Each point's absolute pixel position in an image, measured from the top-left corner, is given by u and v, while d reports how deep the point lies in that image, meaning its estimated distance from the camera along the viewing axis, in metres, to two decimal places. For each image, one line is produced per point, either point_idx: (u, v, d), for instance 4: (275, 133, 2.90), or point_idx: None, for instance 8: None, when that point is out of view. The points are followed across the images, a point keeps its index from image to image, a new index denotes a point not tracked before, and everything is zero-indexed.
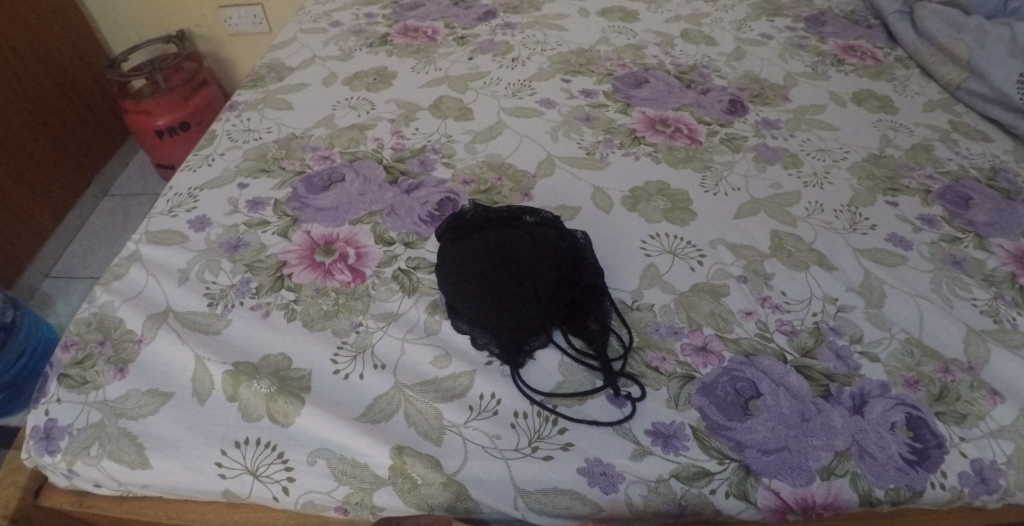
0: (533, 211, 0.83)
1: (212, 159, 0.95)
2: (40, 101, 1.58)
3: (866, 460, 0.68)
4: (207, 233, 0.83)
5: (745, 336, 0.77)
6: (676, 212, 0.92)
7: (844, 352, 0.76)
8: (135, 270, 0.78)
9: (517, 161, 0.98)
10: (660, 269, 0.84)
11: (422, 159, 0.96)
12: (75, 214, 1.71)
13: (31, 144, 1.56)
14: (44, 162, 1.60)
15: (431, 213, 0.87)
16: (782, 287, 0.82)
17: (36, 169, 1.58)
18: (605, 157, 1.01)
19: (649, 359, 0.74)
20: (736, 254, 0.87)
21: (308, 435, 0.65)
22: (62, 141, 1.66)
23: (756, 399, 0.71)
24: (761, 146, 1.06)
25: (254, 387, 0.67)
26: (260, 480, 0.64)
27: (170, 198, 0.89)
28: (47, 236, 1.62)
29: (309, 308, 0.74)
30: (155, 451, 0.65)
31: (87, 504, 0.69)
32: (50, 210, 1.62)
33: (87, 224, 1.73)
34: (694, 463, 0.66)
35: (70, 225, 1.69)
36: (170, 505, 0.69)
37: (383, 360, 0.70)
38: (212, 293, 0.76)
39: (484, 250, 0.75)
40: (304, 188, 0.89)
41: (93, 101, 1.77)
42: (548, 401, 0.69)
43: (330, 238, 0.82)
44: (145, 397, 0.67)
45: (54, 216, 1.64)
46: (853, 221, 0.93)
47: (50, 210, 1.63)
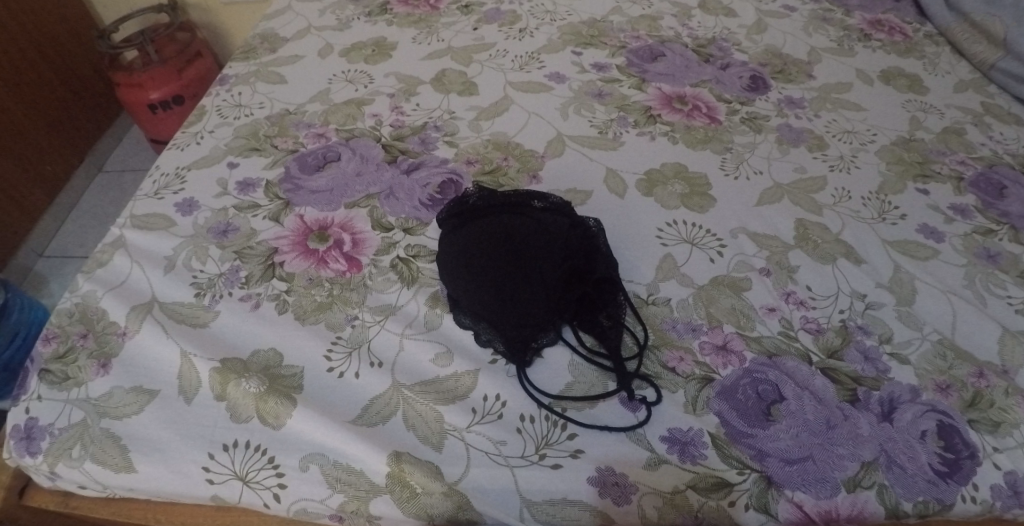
0: (542, 195, 0.77)
1: (201, 136, 0.89)
2: (27, 75, 1.51)
3: (894, 471, 0.64)
4: (195, 217, 0.77)
5: (767, 335, 0.72)
6: (694, 197, 0.87)
7: (872, 353, 0.72)
8: (119, 257, 0.74)
9: (524, 140, 0.92)
10: (678, 260, 0.79)
11: (423, 137, 0.90)
12: (68, 190, 1.65)
13: (21, 120, 1.50)
14: (36, 138, 1.54)
15: (432, 197, 0.81)
16: (807, 282, 0.78)
17: (28, 146, 1.52)
18: (619, 136, 0.95)
19: (665, 359, 0.69)
20: (758, 244, 0.81)
21: (301, 438, 0.61)
22: (53, 115, 1.59)
23: (779, 403, 0.66)
24: (784, 127, 1.00)
25: (243, 387, 0.63)
26: (250, 487, 0.60)
27: (156, 179, 0.83)
28: (42, 214, 1.57)
29: (302, 300, 0.70)
30: (141, 454, 0.61)
31: (74, 504, 0.65)
32: (43, 186, 1.57)
33: (82, 200, 1.68)
34: (712, 473, 0.62)
35: (64, 201, 1.64)
36: (154, 507, 0.64)
37: (380, 358, 0.66)
38: (199, 283, 0.71)
39: (489, 240, 0.70)
40: (297, 168, 0.84)
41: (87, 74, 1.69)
42: (557, 404, 0.64)
43: (325, 223, 0.77)
44: (129, 395, 0.63)
45: (49, 193, 1.59)
46: (882, 209, 0.88)
47: (45, 187, 1.58)
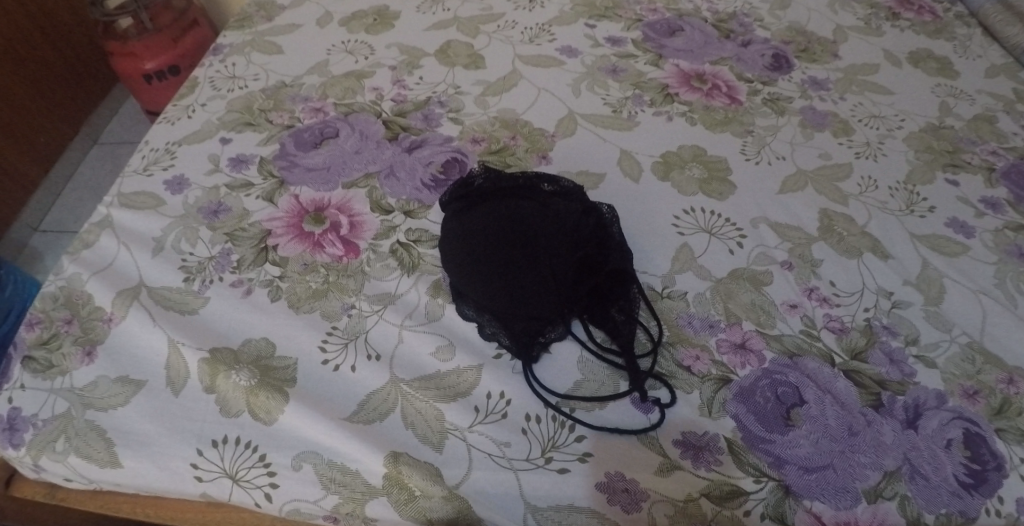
0: (552, 177, 0.73)
1: (193, 110, 0.84)
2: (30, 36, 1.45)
3: (917, 482, 0.61)
4: (185, 196, 0.73)
5: (789, 334, 0.68)
6: (713, 183, 0.83)
7: (898, 356, 0.68)
8: (105, 238, 0.69)
9: (533, 118, 0.87)
10: (694, 250, 0.75)
11: (426, 113, 0.86)
12: (63, 162, 1.59)
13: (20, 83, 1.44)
14: (34, 103, 1.48)
15: (435, 177, 0.77)
16: (831, 277, 0.74)
17: (24, 112, 1.46)
18: (634, 116, 0.90)
19: (680, 357, 0.66)
20: (780, 235, 0.77)
21: (294, 436, 0.57)
22: (54, 79, 1.53)
23: (799, 407, 0.63)
24: (808, 110, 0.94)
25: (233, 379, 0.59)
26: (240, 485, 0.56)
27: (144, 154, 0.78)
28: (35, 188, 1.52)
29: (296, 287, 0.66)
30: (127, 448, 0.58)
31: (59, 496, 0.62)
32: (34, 158, 1.50)
33: (78, 171, 1.62)
34: (727, 480, 0.58)
35: (59, 173, 1.58)
36: (145, 500, 0.61)
37: (378, 350, 0.62)
38: (189, 267, 0.67)
39: (497, 225, 0.66)
40: (293, 144, 0.79)
41: (88, 45, 1.61)
42: (565, 404, 0.61)
43: (321, 204, 0.73)
44: (115, 385, 0.60)
45: (43, 165, 1.52)
46: (910, 201, 0.83)
47: (38, 160, 1.52)
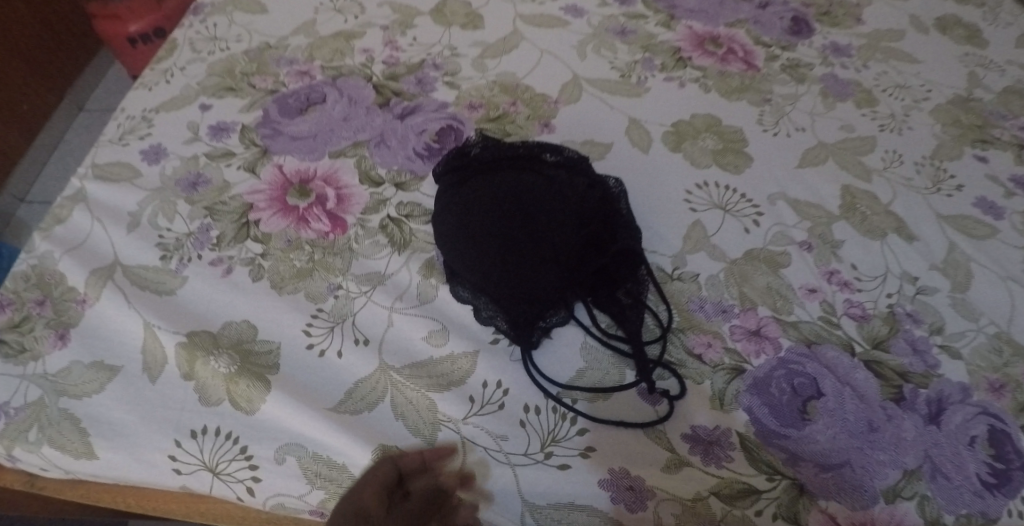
0: (555, 148, 0.68)
1: (171, 74, 0.78)
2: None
3: (938, 481, 0.57)
4: (163, 167, 0.68)
5: (806, 320, 0.64)
6: (728, 155, 0.78)
7: (921, 345, 0.64)
8: (78, 213, 0.65)
9: (535, 83, 0.82)
10: (708, 228, 0.70)
11: (420, 77, 0.80)
12: (48, 130, 1.47)
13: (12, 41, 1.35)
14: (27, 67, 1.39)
15: (429, 146, 0.72)
16: (852, 259, 0.69)
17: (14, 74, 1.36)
18: (644, 81, 0.84)
19: (690, 344, 0.62)
20: (798, 213, 0.73)
21: (276, 426, 0.54)
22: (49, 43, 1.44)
23: (816, 400, 0.59)
24: (829, 78, 0.88)
25: (211, 366, 0.55)
26: (220, 479, 0.53)
27: (120, 122, 0.73)
28: (18, 159, 1.40)
29: (279, 265, 0.62)
30: (102, 438, 0.54)
31: (38, 486, 0.58)
32: (19, 130, 1.38)
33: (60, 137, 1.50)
34: (739, 478, 0.55)
35: (43, 143, 1.46)
36: (132, 492, 0.57)
37: (366, 334, 0.58)
38: (166, 244, 0.62)
39: (494, 200, 0.62)
40: (277, 110, 0.74)
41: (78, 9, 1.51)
42: (566, 395, 0.58)
43: (306, 175, 0.68)
44: (90, 371, 0.56)
45: (27, 135, 1.41)
46: (936, 179, 0.78)
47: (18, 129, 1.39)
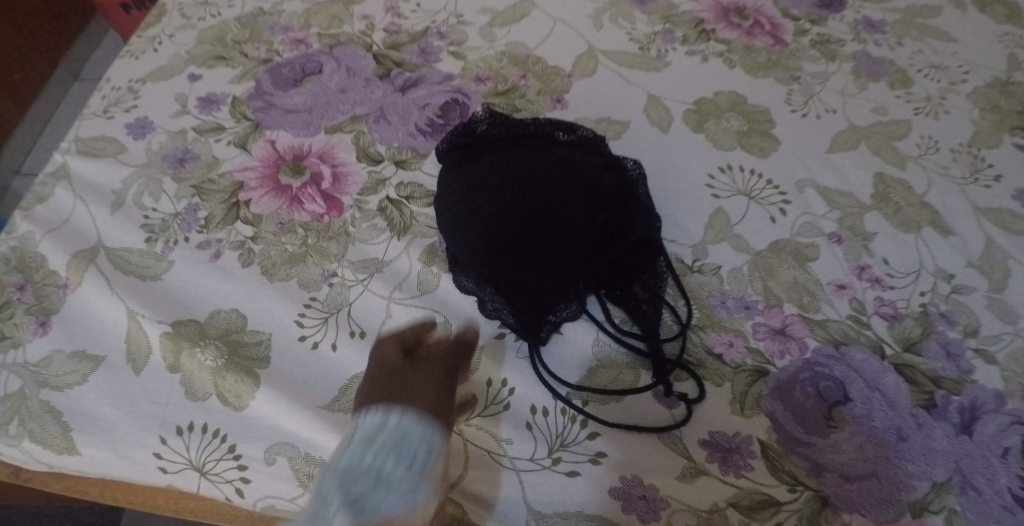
0: (567, 125, 0.63)
1: (159, 42, 0.73)
2: None
3: (967, 495, 0.53)
4: (149, 142, 0.64)
5: (834, 319, 0.60)
6: (753, 136, 0.73)
7: (955, 349, 0.60)
8: (61, 191, 0.61)
9: (548, 54, 0.76)
10: (731, 216, 0.66)
11: (423, 46, 0.75)
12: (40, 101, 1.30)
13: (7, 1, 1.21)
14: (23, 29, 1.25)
15: (432, 122, 0.67)
16: (884, 254, 0.65)
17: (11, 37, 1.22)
18: (664, 55, 0.79)
19: (710, 342, 0.58)
20: (828, 202, 0.68)
21: (266, 424, 0.50)
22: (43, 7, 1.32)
23: (843, 405, 0.55)
24: (862, 56, 0.83)
25: (198, 358, 0.52)
26: (207, 479, 0.50)
27: (104, 94, 0.69)
28: (10, 130, 1.24)
29: (270, 250, 0.58)
30: (85, 434, 0.51)
31: (25, 476, 0.55)
32: (12, 99, 1.22)
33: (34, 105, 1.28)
34: (759, 489, 0.52)
35: (37, 114, 1.29)
36: (119, 487, 0.54)
37: (362, 326, 0.55)
38: (151, 225, 0.58)
39: (503, 182, 0.56)
40: (270, 81, 0.69)
41: None
42: (575, 396, 0.55)
43: (300, 152, 0.64)
44: (71, 361, 0.53)
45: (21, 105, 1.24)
46: (974, 168, 0.73)
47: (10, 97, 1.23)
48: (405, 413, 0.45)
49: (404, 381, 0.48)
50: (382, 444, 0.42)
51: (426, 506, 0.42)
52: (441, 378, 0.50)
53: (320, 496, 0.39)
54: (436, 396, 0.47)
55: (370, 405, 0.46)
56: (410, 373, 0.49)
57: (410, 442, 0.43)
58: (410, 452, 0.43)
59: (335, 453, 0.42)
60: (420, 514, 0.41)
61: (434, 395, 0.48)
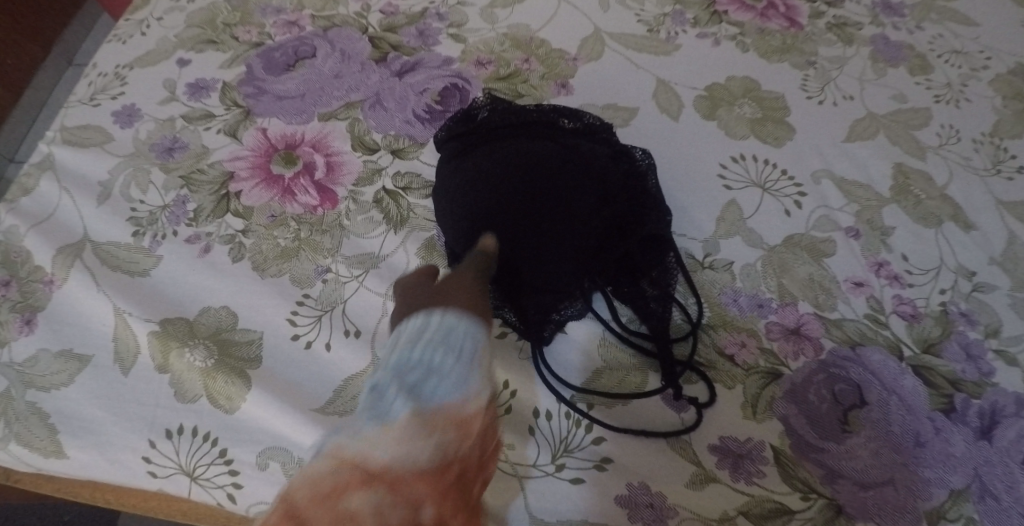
0: (572, 111, 0.60)
1: (147, 25, 0.70)
2: None
3: (986, 503, 0.51)
4: (137, 130, 0.62)
5: (850, 319, 0.58)
6: (767, 125, 0.70)
7: (976, 350, 0.58)
8: (46, 182, 0.58)
9: (552, 37, 0.73)
10: (744, 209, 0.63)
11: (422, 28, 0.71)
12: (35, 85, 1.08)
13: None
14: None
15: (431, 108, 0.64)
16: (903, 250, 0.62)
17: None
18: (674, 37, 0.76)
19: (722, 343, 0.56)
20: (845, 195, 0.65)
21: (257, 428, 0.48)
22: None
23: (860, 409, 0.53)
24: (880, 39, 0.79)
25: (187, 358, 0.50)
26: (198, 484, 0.48)
27: (91, 80, 0.66)
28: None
29: (262, 245, 0.55)
30: (72, 436, 0.49)
31: (15, 478, 0.53)
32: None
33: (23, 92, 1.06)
34: (770, 497, 0.50)
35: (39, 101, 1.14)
36: (108, 489, 0.52)
37: (357, 325, 0.52)
38: (138, 218, 0.56)
39: (506, 172, 0.54)
40: (261, 65, 0.66)
41: None
42: (581, 399, 0.52)
43: (292, 141, 0.61)
44: (57, 361, 0.51)
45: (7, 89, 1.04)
46: (997, 159, 0.70)
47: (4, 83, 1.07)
48: (446, 312, 0.44)
49: (440, 285, 0.47)
50: (427, 341, 0.42)
51: (481, 393, 0.41)
52: (478, 280, 0.47)
53: (370, 396, 0.40)
54: (474, 292, 0.46)
55: (410, 312, 0.46)
56: (447, 277, 0.48)
57: (450, 337, 0.42)
58: (456, 343, 0.42)
59: (387, 355, 0.43)
60: (473, 401, 0.40)
61: (472, 290, 0.46)
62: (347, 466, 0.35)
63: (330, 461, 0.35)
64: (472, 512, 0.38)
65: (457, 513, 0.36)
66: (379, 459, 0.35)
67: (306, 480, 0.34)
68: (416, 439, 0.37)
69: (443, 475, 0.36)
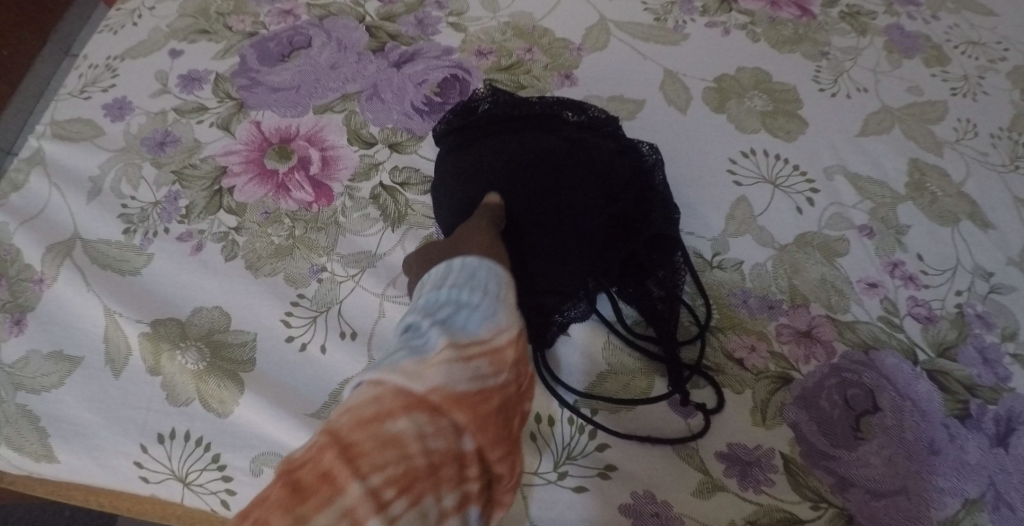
0: (575, 103, 0.58)
1: (139, 14, 0.68)
2: None
3: (1002, 513, 0.49)
4: (128, 124, 0.60)
5: (863, 321, 0.56)
6: (778, 118, 0.67)
7: (993, 354, 0.55)
8: (36, 178, 0.57)
9: (555, 26, 0.71)
10: (754, 207, 0.61)
11: (421, 17, 0.69)
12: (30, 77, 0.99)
13: None
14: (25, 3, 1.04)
15: (430, 100, 0.62)
16: (918, 249, 0.60)
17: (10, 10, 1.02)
18: (681, 27, 0.73)
19: (730, 346, 0.54)
20: (858, 191, 0.63)
21: (250, 432, 0.47)
22: None
23: (872, 415, 0.51)
24: (895, 29, 0.76)
25: (178, 361, 0.49)
26: (191, 489, 0.47)
27: (81, 72, 0.64)
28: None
29: (255, 242, 0.54)
30: (62, 440, 0.48)
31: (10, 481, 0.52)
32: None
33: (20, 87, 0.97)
34: (779, 506, 0.48)
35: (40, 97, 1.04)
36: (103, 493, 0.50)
37: (353, 327, 0.50)
38: (129, 215, 0.55)
39: (507, 165, 0.53)
40: (255, 56, 0.64)
41: None
42: (584, 404, 0.51)
43: (287, 134, 0.59)
44: (48, 363, 0.49)
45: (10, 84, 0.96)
46: (1016, 154, 0.67)
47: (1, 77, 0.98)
48: (467, 258, 0.44)
49: (455, 239, 0.47)
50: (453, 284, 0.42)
51: (511, 327, 0.41)
52: (491, 230, 0.47)
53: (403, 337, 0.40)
54: (491, 240, 0.47)
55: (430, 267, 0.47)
56: (464, 229, 0.48)
57: (476, 277, 0.43)
58: (481, 283, 0.42)
59: (414, 303, 0.44)
60: (503, 334, 0.40)
61: (489, 238, 0.47)
62: (388, 395, 0.34)
63: (370, 391, 0.35)
64: (512, 442, 0.37)
65: (497, 442, 0.36)
66: (420, 386, 0.35)
67: (348, 410, 0.34)
68: (452, 367, 0.36)
69: (483, 401, 0.36)
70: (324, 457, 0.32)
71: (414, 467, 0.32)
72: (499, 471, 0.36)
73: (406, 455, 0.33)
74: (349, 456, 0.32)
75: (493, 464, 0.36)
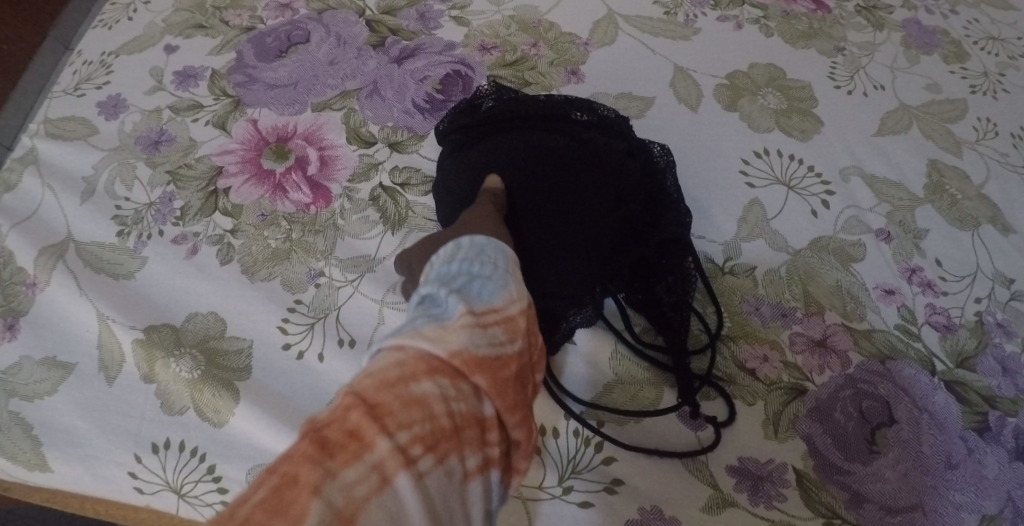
0: (586, 103, 0.55)
1: (135, 9, 0.67)
2: None
3: None
4: (122, 123, 0.58)
5: (879, 329, 0.54)
6: (792, 116, 0.65)
7: (1013, 365, 0.54)
8: (29, 178, 0.55)
9: (561, 21, 0.69)
10: (767, 209, 0.59)
11: (422, 10, 0.67)
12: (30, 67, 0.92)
13: None
14: None
15: (431, 98, 0.60)
16: (936, 254, 0.58)
17: None
18: (692, 21, 0.71)
19: (742, 356, 0.53)
20: (875, 193, 0.61)
21: (245, 443, 0.46)
22: None
23: (888, 429, 0.49)
24: (913, 24, 0.74)
25: (173, 369, 0.47)
26: (186, 500, 0.45)
27: (75, 68, 0.62)
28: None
29: (251, 245, 0.52)
30: (55, 449, 0.47)
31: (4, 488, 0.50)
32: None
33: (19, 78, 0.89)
34: (790, 522, 0.47)
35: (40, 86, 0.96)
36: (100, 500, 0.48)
37: (352, 334, 0.49)
38: (123, 217, 0.53)
39: (514, 165, 0.51)
40: (252, 51, 0.62)
41: None
42: (591, 416, 0.50)
43: (284, 133, 0.57)
44: (40, 370, 0.48)
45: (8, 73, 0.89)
46: None
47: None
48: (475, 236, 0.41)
49: (458, 226, 0.44)
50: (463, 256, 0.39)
51: (522, 296, 0.38)
52: (499, 220, 0.45)
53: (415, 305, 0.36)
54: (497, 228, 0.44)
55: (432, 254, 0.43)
56: (469, 214, 0.45)
57: (486, 252, 0.39)
58: (491, 256, 0.39)
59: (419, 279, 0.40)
60: (517, 303, 0.37)
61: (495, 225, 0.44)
62: (411, 358, 0.31)
63: (389, 355, 0.31)
64: (529, 408, 0.35)
65: (516, 408, 0.33)
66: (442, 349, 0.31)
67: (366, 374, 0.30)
68: (474, 333, 0.33)
69: (504, 366, 0.33)
70: (348, 414, 0.28)
71: (441, 427, 0.29)
72: (518, 437, 0.34)
73: (432, 416, 0.29)
74: (376, 413, 0.28)
75: (512, 430, 0.33)
